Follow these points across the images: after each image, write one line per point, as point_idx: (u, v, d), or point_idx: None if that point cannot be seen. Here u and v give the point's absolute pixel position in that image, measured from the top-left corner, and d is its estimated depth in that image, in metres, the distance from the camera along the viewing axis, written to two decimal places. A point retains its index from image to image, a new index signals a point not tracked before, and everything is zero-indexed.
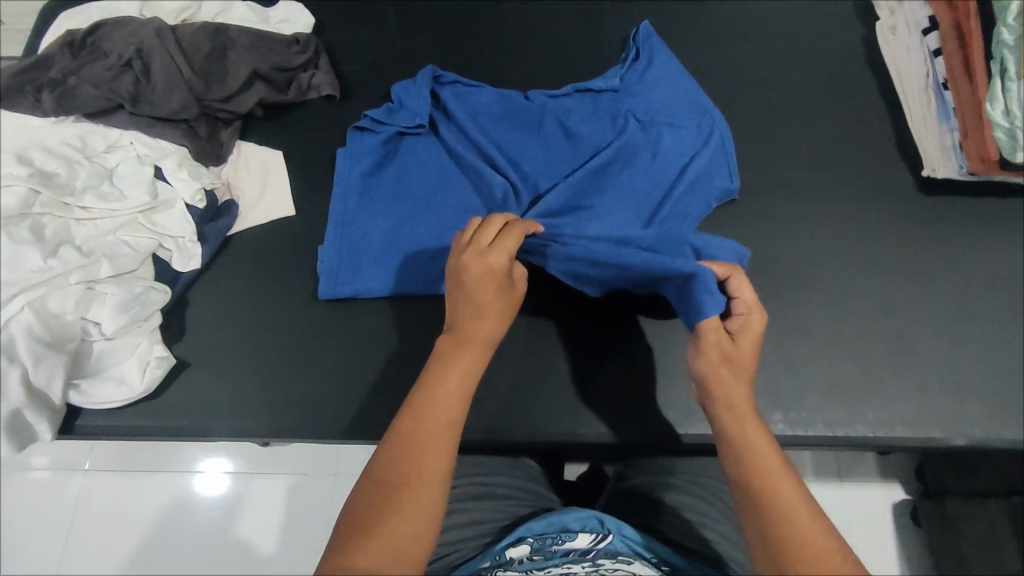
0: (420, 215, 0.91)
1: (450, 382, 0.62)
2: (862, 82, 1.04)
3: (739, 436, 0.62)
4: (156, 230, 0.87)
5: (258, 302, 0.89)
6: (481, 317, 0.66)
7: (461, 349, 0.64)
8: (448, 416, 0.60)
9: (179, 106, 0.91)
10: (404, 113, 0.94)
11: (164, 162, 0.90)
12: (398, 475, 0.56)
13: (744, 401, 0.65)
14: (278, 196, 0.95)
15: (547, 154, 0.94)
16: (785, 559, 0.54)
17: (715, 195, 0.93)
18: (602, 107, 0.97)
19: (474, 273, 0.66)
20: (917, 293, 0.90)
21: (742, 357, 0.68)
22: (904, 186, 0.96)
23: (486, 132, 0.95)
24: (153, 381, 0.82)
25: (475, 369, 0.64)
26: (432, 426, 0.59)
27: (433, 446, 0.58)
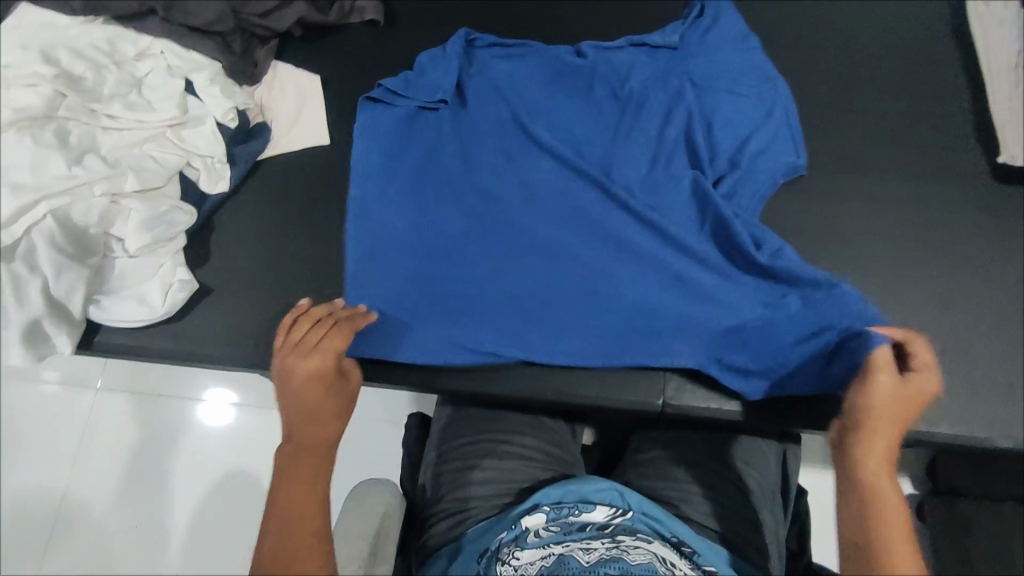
0: (458, 189, 0.85)
1: (300, 490, 0.60)
2: (946, 55, 0.96)
3: (864, 477, 0.60)
4: (185, 145, 0.82)
5: (284, 234, 0.85)
6: (305, 413, 0.65)
7: (298, 463, 0.62)
8: (309, 523, 0.58)
9: (215, 17, 0.85)
10: (428, 84, 0.87)
11: (196, 76, 0.85)
12: None
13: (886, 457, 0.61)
14: (312, 123, 0.89)
15: (594, 123, 0.89)
16: None
17: (780, 170, 0.87)
18: (656, 72, 0.91)
19: (293, 373, 0.66)
20: (977, 291, 0.85)
21: (907, 402, 0.64)
22: (977, 172, 0.90)
23: (529, 94, 0.89)
24: (175, 304, 0.78)
25: (319, 466, 0.63)
26: (291, 542, 0.57)
27: (292, 555, 0.56)
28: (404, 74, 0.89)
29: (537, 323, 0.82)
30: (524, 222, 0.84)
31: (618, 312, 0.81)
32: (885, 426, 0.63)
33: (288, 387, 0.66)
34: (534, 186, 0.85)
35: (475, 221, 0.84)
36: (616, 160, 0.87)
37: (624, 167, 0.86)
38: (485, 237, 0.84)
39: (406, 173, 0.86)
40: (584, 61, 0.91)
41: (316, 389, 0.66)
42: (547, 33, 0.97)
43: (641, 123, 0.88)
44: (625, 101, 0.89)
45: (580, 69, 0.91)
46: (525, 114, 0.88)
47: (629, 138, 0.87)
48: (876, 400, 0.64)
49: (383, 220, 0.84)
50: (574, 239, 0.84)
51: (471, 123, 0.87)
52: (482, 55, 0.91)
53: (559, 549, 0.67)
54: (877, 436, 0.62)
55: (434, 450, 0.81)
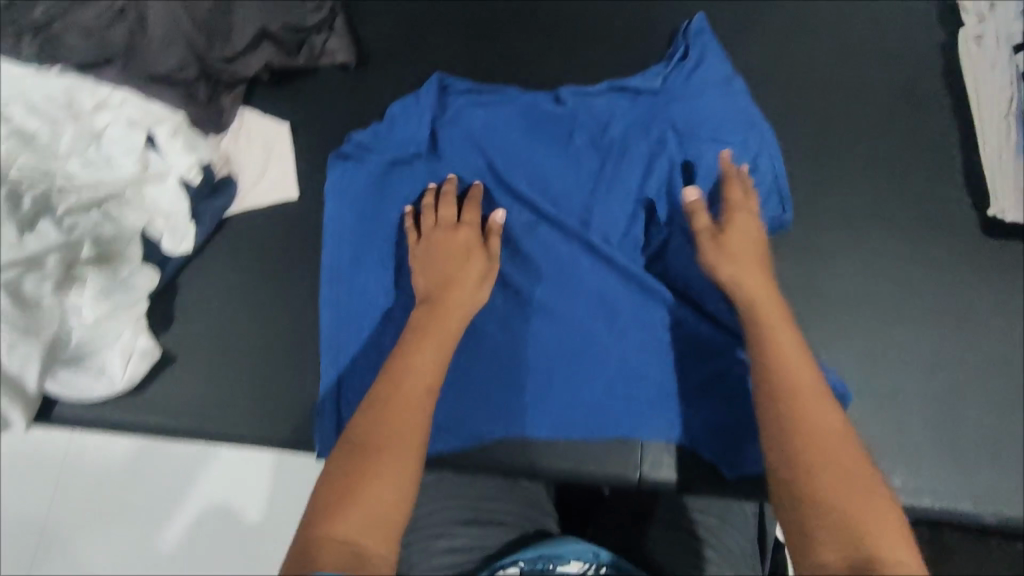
0: None
1: (425, 351, 0.69)
2: (936, 100, 0.93)
3: (761, 335, 0.66)
4: (147, 204, 0.80)
5: (252, 297, 0.82)
6: (446, 279, 0.75)
7: (426, 331, 0.71)
8: (425, 381, 0.67)
9: (179, 64, 0.81)
10: (399, 139, 0.85)
11: (158, 128, 0.81)
12: (372, 440, 0.60)
13: (765, 299, 0.70)
14: (280, 177, 0.85)
15: (575, 177, 0.86)
16: (796, 463, 0.56)
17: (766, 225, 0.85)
18: (637, 117, 0.87)
19: (436, 238, 0.78)
20: (963, 349, 0.83)
21: (742, 252, 0.73)
22: (966, 228, 0.87)
23: (505, 147, 0.86)
24: (135, 377, 0.76)
25: (443, 345, 0.71)
26: (393, 419, 0.62)
27: (409, 401, 0.64)
28: (374, 127, 0.85)
29: (517, 392, 0.81)
30: (504, 291, 0.83)
31: (598, 383, 0.80)
32: (772, 305, 0.69)
33: (432, 249, 0.78)
34: (513, 240, 0.84)
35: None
36: (599, 221, 0.84)
37: (604, 223, 0.84)
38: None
39: (379, 235, 0.83)
40: (563, 109, 0.87)
41: (452, 248, 0.77)
42: (525, 77, 0.94)
43: (621, 179, 0.85)
44: (606, 154, 0.86)
45: (558, 118, 0.87)
46: (504, 165, 0.85)
47: (611, 189, 0.85)
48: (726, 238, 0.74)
49: (356, 280, 0.81)
50: (557, 300, 0.82)
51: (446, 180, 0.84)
52: (456, 99, 0.86)
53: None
54: (763, 298, 0.70)
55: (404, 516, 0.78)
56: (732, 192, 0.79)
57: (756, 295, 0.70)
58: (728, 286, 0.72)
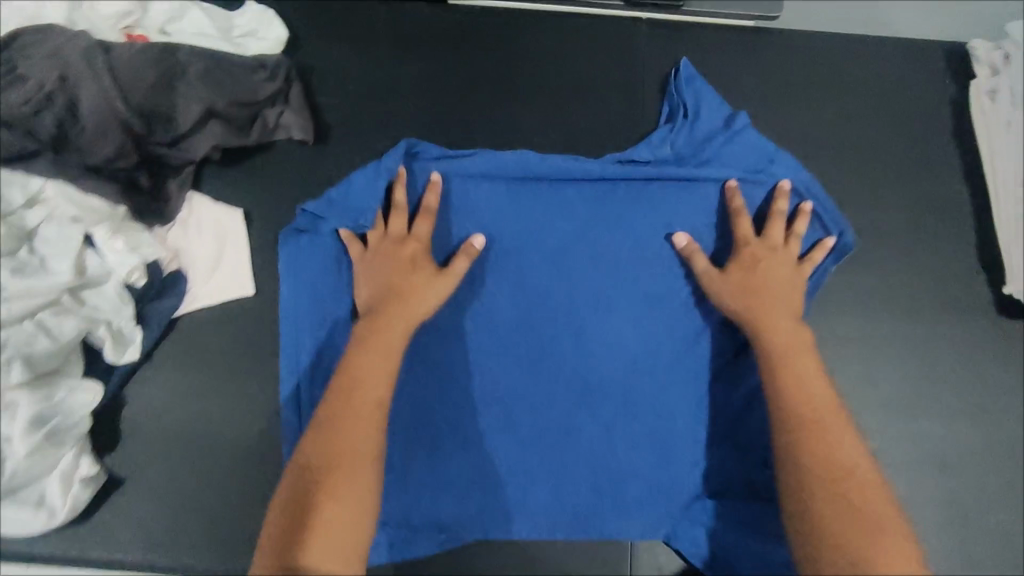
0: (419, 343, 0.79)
1: (373, 361, 0.69)
2: (943, 164, 0.87)
3: (778, 372, 0.70)
4: (87, 310, 0.72)
5: (205, 409, 0.75)
6: (399, 289, 0.72)
7: (370, 340, 0.70)
8: (376, 395, 0.67)
9: (116, 152, 0.74)
10: (355, 204, 0.77)
11: (96, 229, 0.73)
12: (324, 463, 0.63)
13: (785, 332, 0.72)
14: (233, 271, 0.78)
15: (562, 248, 0.80)
16: (815, 512, 0.62)
17: (829, 256, 0.81)
18: (631, 176, 0.81)
19: (388, 243, 0.75)
20: (951, 432, 0.82)
21: (765, 286, 0.74)
22: (972, 305, 0.84)
23: (485, 216, 0.80)
24: (78, 505, 0.70)
25: (390, 356, 0.70)
26: (341, 442, 0.64)
27: (360, 420, 0.66)
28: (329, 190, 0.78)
29: (500, 489, 0.78)
30: (490, 375, 0.79)
31: (586, 479, 0.78)
32: (794, 335, 0.72)
33: (380, 252, 0.74)
34: (494, 320, 0.79)
35: (436, 365, 0.78)
36: (593, 299, 0.80)
37: (590, 305, 0.79)
38: (444, 395, 0.78)
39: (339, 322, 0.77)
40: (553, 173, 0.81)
41: (402, 254, 0.74)
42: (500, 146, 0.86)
43: (615, 253, 0.80)
44: (601, 225, 0.81)
45: (551, 185, 0.81)
46: (490, 238, 0.80)
47: (599, 266, 0.80)
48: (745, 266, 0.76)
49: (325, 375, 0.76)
50: (540, 390, 0.79)
51: None
52: (429, 166, 0.80)
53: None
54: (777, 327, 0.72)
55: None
56: (745, 221, 0.78)
57: (779, 329, 0.72)
58: (745, 316, 0.74)
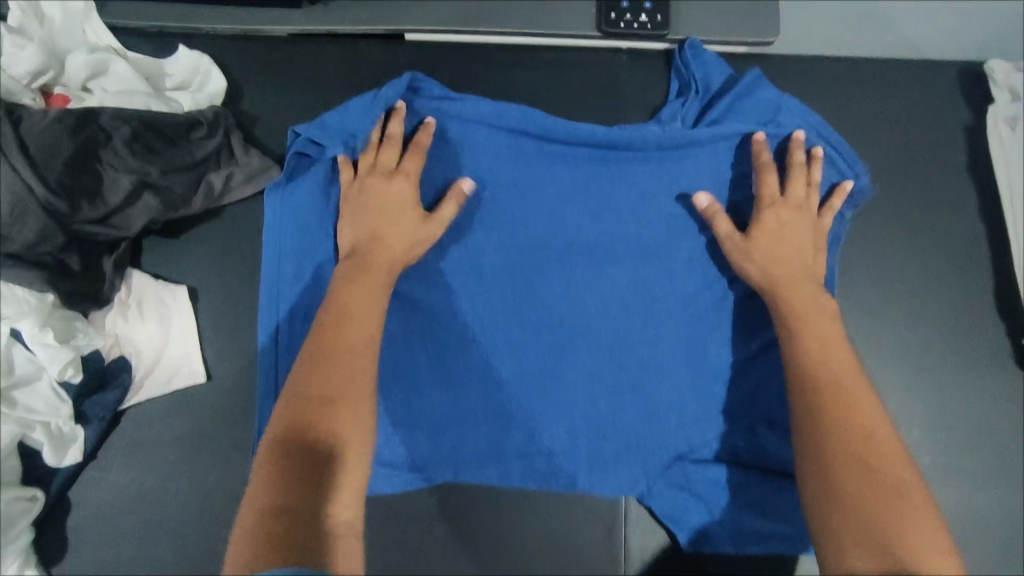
0: (396, 325, 0.73)
1: (363, 295, 0.67)
2: (957, 197, 0.79)
3: (800, 332, 0.67)
4: (18, 413, 0.66)
5: (160, 504, 0.70)
6: (386, 226, 0.70)
7: (359, 275, 0.68)
8: (367, 330, 0.66)
9: (38, 237, 0.66)
10: (351, 129, 0.74)
11: (21, 324, 0.66)
12: (321, 401, 0.61)
13: (802, 287, 0.69)
14: (183, 353, 0.72)
15: (556, 207, 0.76)
16: (838, 470, 0.58)
17: (844, 203, 0.76)
18: (633, 138, 0.76)
19: (382, 188, 0.71)
20: (987, 503, 0.72)
21: (789, 249, 0.70)
22: (994, 353, 0.75)
23: (476, 164, 0.76)
24: None
25: (379, 291, 0.68)
26: (335, 376, 0.63)
27: (352, 358, 0.64)
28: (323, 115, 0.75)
29: (472, 432, 0.71)
30: (476, 336, 0.73)
31: (564, 424, 0.72)
32: (811, 303, 0.68)
33: (369, 197, 0.71)
34: (481, 260, 0.74)
35: (417, 310, 0.73)
36: (586, 251, 0.75)
37: (580, 254, 0.75)
38: (422, 338, 0.73)
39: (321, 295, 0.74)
40: (557, 125, 0.75)
41: (395, 192, 0.71)
42: None
43: (611, 212, 0.76)
44: (597, 178, 0.76)
45: (550, 137, 0.76)
46: (480, 191, 0.75)
47: (592, 211, 0.76)
48: (768, 219, 0.71)
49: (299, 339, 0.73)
50: (522, 341, 0.73)
51: None
52: (429, 111, 0.77)
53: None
54: (795, 288, 0.69)
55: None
56: (766, 178, 0.73)
57: (792, 291, 0.69)
58: (761, 279, 0.70)
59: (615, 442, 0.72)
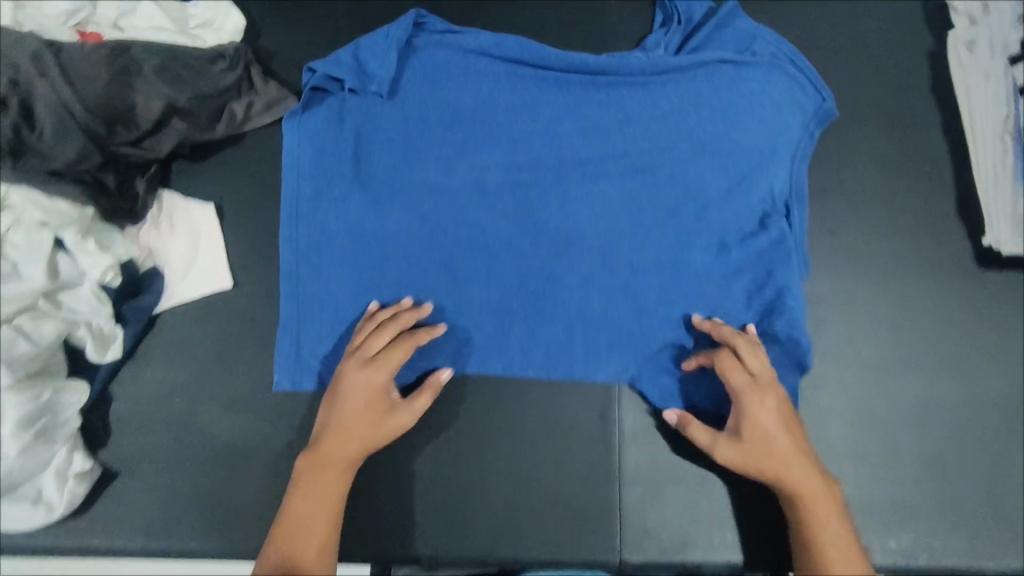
0: (404, 234, 0.80)
1: (352, 404, 0.71)
2: (923, 115, 0.84)
3: (768, 454, 0.69)
4: (65, 313, 0.73)
5: (192, 399, 0.77)
6: (339, 440, 0.70)
7: (318, 474, 0.70)
8: (350, 456, 0.71)
9: (78, 154, 0.73)
10: (362, 69, 0.81)
11: (64, 232, 0.73)
12: (297, 512, 0.69)
13: (777, 428, 0.69)
14: (210, 263, 0.79)
15: (547, 129, 0.83)
16: None
17: (811, 119, 0.83)
18: (618, 64, 0.83)
19: (353, 416, 0.71)
20: (956, 394, 0.77)
21: (768, 448, 0.69)
22: (959, 256, 0.80)
23: (474, 95, 0.84)
24: (74, 499, 0.72)
25: (340, 482, 0.70)
26: (318, 491, 0.69)
27: (335, 464, 0.70)
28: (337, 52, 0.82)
29: (476, 327, 0.79)
30: (476, 244, 0.80)
31: (560, 320, 0.79)
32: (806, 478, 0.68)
33: (342, 409, 0.71)
34: (484, 176, 0.82)
35: (425, 217, 0.81)
36: (574, 165, 0.82)
37: (574, 169, 0.82)
38: (428, 243, 0.80)
39: (333, 205, 0.80)
40: (547, 57, 0.83)
41: (367, 429, 0.71)
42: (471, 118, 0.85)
43: (599, 132, 0.83)
44: (586, 103, 0.84)
45: (544, 65, 0.84)
46: (482, 115, 0.83)
47: (584, 130, 0.83)
48: (756, 419, 0.69)
49: (319, 245, 0.79)
50: (518, 246, 0.80)
51: (414, 130, 0.82)
52: (432, 44, 0.84)
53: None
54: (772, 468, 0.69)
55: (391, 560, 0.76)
56: (742, 353, 0.71)
57: (794, 474, 0.68)
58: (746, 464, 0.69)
59: (604, 334, 0.79)
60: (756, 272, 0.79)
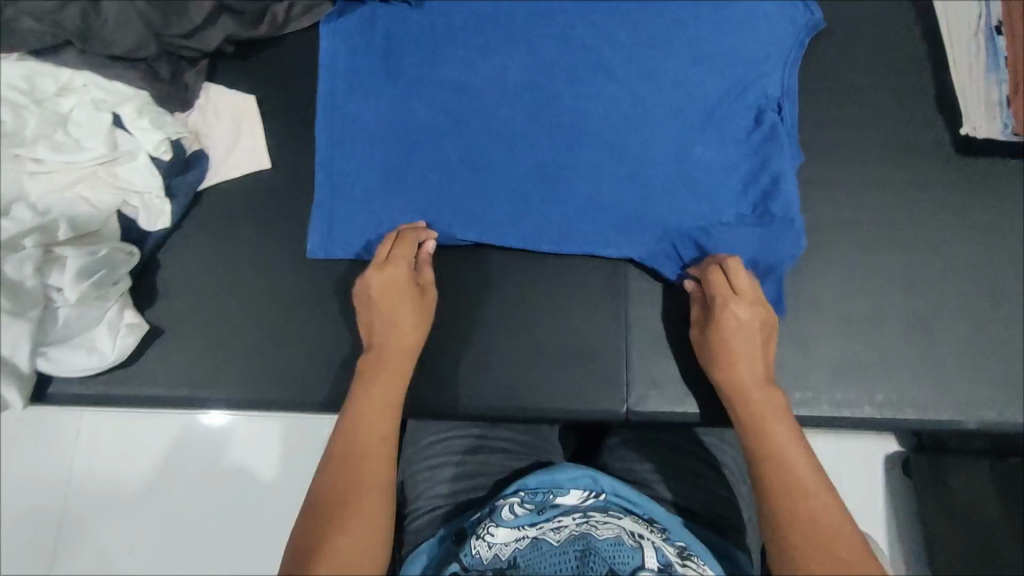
0: (424, 132, 0.84)
1: (396, 301, 0.75)
2: (907, 18, 0.90)
3: (732, 360, 0.72)
4: (121, 184, 0.80)
5: (233, 268, 0.84)
6: (397, 332, 0.74)
7: (381, 367, 0.72)
8: (403, 350, 0.74)
9: (137, 43, 0.80)
10: None
11: (123, 109, 0.80)
12: (355, 403, 0.70)
13: (745, 333, 0.72)
14: (252, 146, 0.86)
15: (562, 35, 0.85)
16: (775, 516, 0.61)
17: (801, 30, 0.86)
18: None
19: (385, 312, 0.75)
20: (933, 269, 0.84)
21: (737, 349, 0.72)
22: (938, 146, 0.87)
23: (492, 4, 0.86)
24: (125, 348, 0.78)
25: (399, 375, 0.72)
26: (379, 381, 0.71)
27: (394, 357, 0.73)
28: None
29: (501, 204, 0.84)
30: (492, 141, 0.84)
31: (574, 204, 0.83)
32: (766, 402, 0.69)
33: (376, 304, 0.75)
34: (502, 79, 0.85)
35: (457, 114, 0.84)
36: (588, 69, 0.85)
37: (587, 72, 0.85)
38: (460, 135, 0.84)
39: (363, 104, 0.85)
40: None
41: (406, 325, 0.75)
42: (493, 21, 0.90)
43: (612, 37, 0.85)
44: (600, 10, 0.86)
45: None
46: (503, 22, 0.86)
47: (605, 33, 0.85)
48: (727, 323, 0.73)
49: (354, 134, 0.85)
50: (532, 143, 0.84)
51: (437, 35, 0.86)
52: None
53: (532, 531, 0.66)
54: (741, 370, 0.71)
55: (411, 447, 0.82)
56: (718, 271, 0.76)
57: (749, 383, 0.70)
58: (722, 376, 0.72)
59: (609, 224, 0.83)
60: (748, 161, 0.83)
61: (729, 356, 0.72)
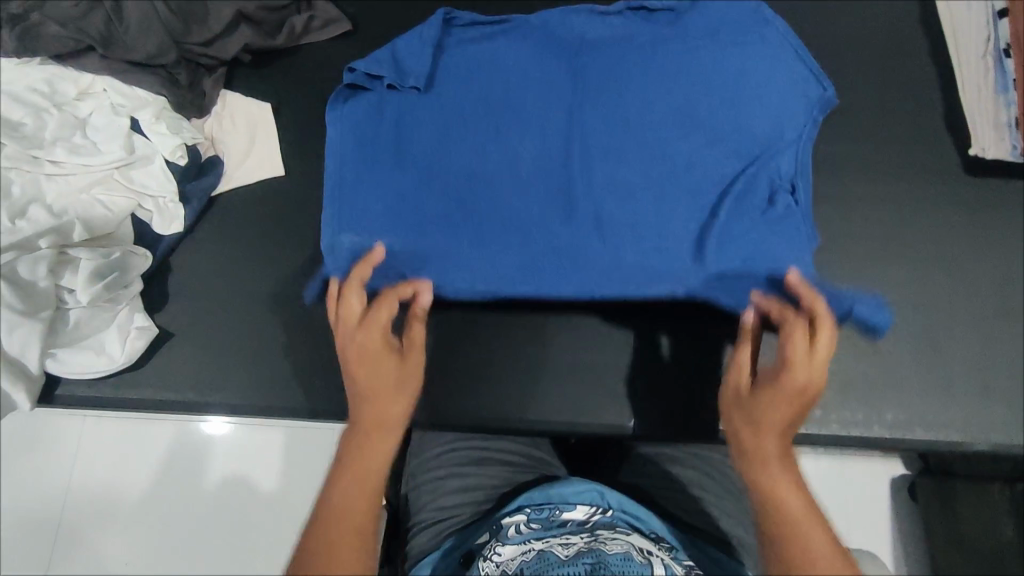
0: (436, 208, 0.77)
1: (378, 364, 0.65)
2: (915, 41, 0.91)
3: (771, 432, 0.60)
4: (136, 187, 0.80)
5: (242, 273, 0.84)
6: (377, 402, 0.64)
7: (362, 446, 0.63)
8: (386, 423, 0.64)
9: (156, 50, 0.81)
10: (402, 60, 0.81)
11: (142, 113, 0.82)
12: (331, 499, 0.61)
13: (794, 401, 0.60)
14: (266, 152, 0.87)
15: (576, 98, 0.80)
16: None
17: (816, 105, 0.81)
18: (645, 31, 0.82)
19: (364, 379, 0.65)
20: (941, 288, 0.84)
21: (778, 425, 0.60)
22: (947, 166, 0.87)
23: (498, 73, 0.81)
24: (135, 351, 0.78)
25: (382, 457, 0.63)
26: (354, 466, 0.62)
27: (376, 435, 0.64)
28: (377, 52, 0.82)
29: (508, 277, 0.77)
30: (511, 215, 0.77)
31: (583, 277, 0.77)
32: (792, 490, 0.58)
33: (356, 369, 0.66)
34: (515, 149, 0.78)
35: (458, 191, 0.77)
36: (608, 137, 0.78)
37: (608, 138, 0.78)
38: (461, 208, 0.78)
39: (372, 179, 0.78)
40: (569, 37, 0.83)
41: (391, 395, 0.65)
42: None
43: (634, 101, 0.79)
44: (614, 70, 0.80)
45: (565, 41, 0.83)
46: (509, 92, 0.80)
47: (610, 101, 0.79)
48: (779, 389, 0.61)
49: (365, 212, 0.77)
50: (553, 216, 0.77)
51: (444, 105, 0.80)
52: (462, 36, 0.84)
53: (538, 545, 0.66)
54: (779, 448, 0.60)
55: (415, 459, 0.83)
56: (794, 333, 0.62)
57: (783, 466, 0.59)
58: (751, 450, 0.61)
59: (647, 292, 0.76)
60: (767, 237, 0.74)
61: (764, 424, 0.61)
